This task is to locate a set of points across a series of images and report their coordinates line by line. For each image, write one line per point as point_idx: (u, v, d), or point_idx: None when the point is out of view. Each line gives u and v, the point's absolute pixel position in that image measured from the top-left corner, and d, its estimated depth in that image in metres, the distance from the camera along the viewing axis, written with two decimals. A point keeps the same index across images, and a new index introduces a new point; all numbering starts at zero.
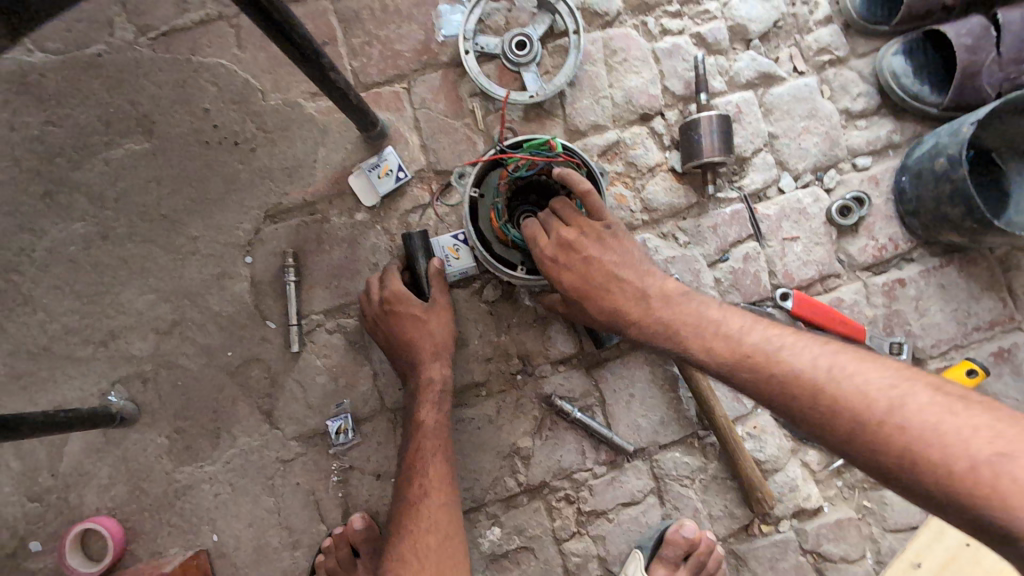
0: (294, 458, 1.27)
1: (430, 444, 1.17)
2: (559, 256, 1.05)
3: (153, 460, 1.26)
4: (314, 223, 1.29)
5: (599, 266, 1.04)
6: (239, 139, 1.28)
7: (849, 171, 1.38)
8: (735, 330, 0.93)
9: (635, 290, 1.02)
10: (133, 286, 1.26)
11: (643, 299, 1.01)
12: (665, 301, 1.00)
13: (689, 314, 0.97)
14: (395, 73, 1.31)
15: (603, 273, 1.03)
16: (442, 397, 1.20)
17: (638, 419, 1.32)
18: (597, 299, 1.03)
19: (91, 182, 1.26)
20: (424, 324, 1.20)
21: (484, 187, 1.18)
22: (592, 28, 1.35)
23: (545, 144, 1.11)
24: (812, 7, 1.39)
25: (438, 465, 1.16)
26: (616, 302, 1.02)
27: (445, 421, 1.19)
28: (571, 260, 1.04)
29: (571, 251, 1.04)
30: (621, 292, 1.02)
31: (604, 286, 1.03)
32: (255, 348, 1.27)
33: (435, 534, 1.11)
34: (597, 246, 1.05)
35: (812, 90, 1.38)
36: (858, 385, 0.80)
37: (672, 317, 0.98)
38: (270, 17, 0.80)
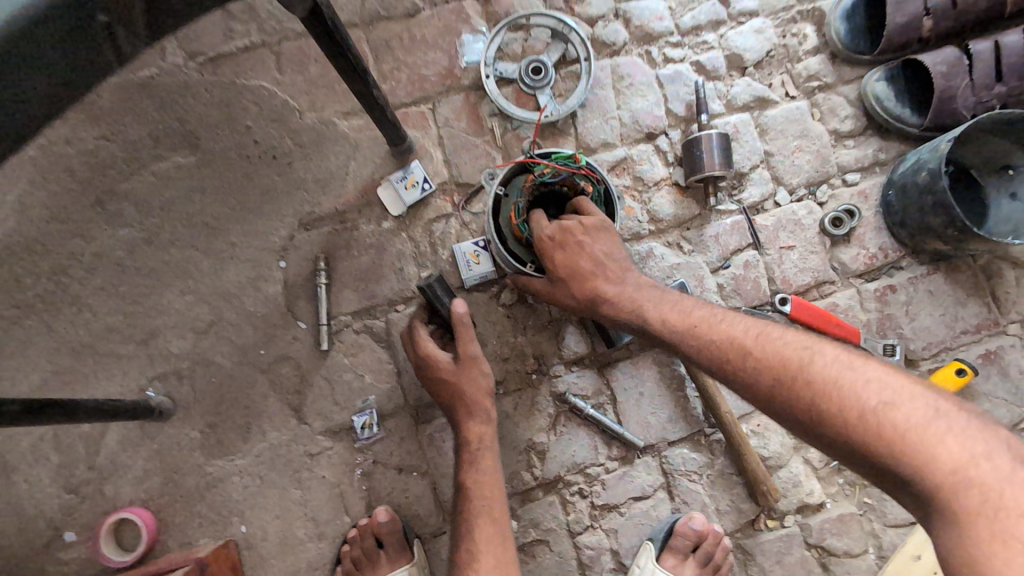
0: (321, 452, 1.33)
1: (473, 503, 1.16)
2: (558, 238, 1.13)
3: (186, 453, 1.32)
4: (344, 230, 1.38)
5: (586, 253, 1.12)
6: (277, 153, 1.38)
7: (839, 186, 1.49)
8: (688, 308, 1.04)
9: (607, 277, 1.12)
10: (175, 288, 1.35)
11: (613, 283, 1.12)
12: (627, 286, 1.11)
13: (650, 295, 1.09)
14: (422, 95, 1.43)
15: (589, 258, 1.12)
16: (481, 454, 1.21)
17: (648, 417, 1.39)
18: (579, 281, 1.12)
19: (140, 192, 1.36)
20: (453, 383, 1.21)
21: (509, 187, 1.27)
22: (601, 56, 1.48)
23: (572, 157, 1.22)
24: (801, 38, 1.53)
25: (485, 527, 1.14)
26: (593, 284, 1.12)
27: (486, 477, 1.19)
28: (566, 243, 1.12)
29: (569, 236, 1.12)
30: (597, 273, 1.12)
31: (587, 269, 1.12)
32: (287, 347, 1.35)
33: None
34: (586, 233, 1.13)
35: (803, 112, 1.51)
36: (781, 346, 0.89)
37: (636, 296, 1.10)
38: (333, 36, 0.93)
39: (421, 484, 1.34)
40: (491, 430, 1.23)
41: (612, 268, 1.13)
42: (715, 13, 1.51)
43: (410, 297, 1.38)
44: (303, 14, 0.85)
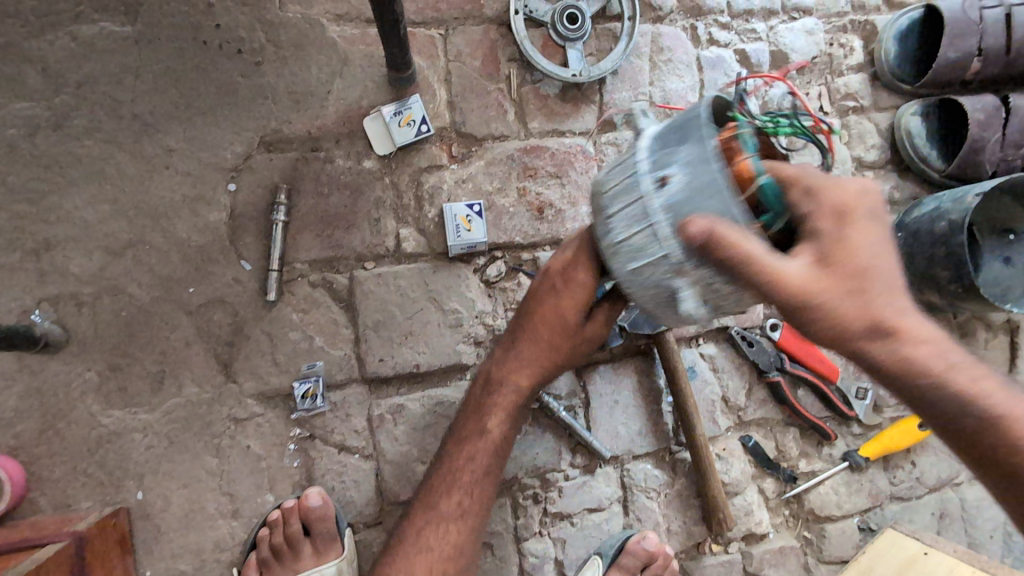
0: (249, 418, 1.13)
1: (480, 459, 1.07)
2: (854, 217, 0.69)
3: (76, 397, 1.07)
4: (314, 161, 1.14)
5: (884, 249, 0.69)
6: (244, 48, 1.10)
7: None
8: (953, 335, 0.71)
9: (905, 299, 0.68)
10: (84, 192, 1.06)
11: (904, 306, 0.67)
12: (895, 316, 0.67)
13: (933, 328, 0.68)
14: (434, 16, 1.19)
15: (886, 260, 0.68)
16: (518, 411, 1.08)
17: (618, 427, 1.30)
18: (870, 300, 0.66)
19: (51, 58, 1.04)
20: (563, 326, 0.99)
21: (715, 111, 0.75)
22: (644, 20, 1.30)
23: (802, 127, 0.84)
24: (847, 51, 1.42)
25: (483, 486, 1.09)
26: (884, 307, 0.67)
27: (511, 436, 1.09)
28: (862, 234, 0.68)
29: (868, 216, 0.70)
30: (865, 275, 0.66)
31: (852, 273, 0.66)
32: (223, 289, 1.12)
33: (452, 553, 1.06)
34: (869, 216, 0.70)
35: (833, 132, 1.41)
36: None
37: (921, 324, 0.67)
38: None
39: (363, 470, 1.17)
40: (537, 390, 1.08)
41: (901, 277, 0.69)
42: (770, 2, 1.37)
43: (381, 255, 1.18)
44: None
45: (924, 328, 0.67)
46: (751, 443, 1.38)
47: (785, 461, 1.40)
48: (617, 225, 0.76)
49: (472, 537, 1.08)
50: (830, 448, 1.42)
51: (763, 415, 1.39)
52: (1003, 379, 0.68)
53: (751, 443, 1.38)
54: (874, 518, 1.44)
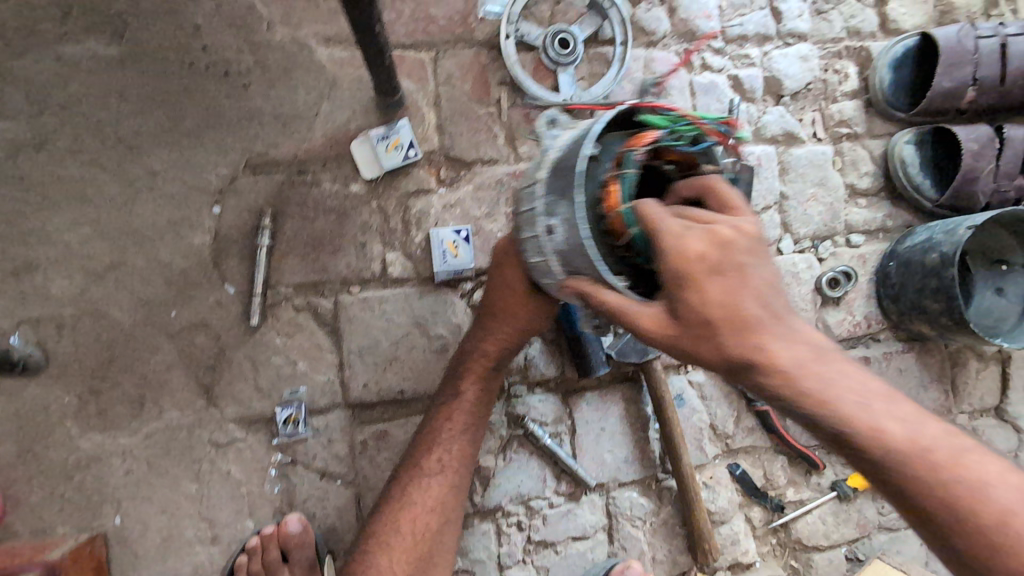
0: (230, 443, 1.12)
1: (459, 417, 1.09)
2: (711, 258, 0.70)
3: (54, 421, 1.06)
4: (300, 184, 1.13)
5: (742, 284, 0.71)
6: (230, 70, 1.09)
7: (842, 246, 1.41)
8: (829, 343, 0.73)
9: (767, 327, 0.70)
10: (66, 214, 1.05)
11: (766, 335, 0.70)
12: (753, 350, 0.69)
13: (802, 348, 0.70)
14: (424, 39, 1.18)
15: (745, 294, 0.70)
16: (489, 376, 1.11)
17: (604, 454, 1.29)
18: (723, 339, 0.70)
19: (34, 79, 1.03)
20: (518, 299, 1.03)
21: (603, 147, 0.79)
22: (637, 44, 1.29)
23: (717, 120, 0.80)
24: (842, 77, 1.41)
25: (462, 442, 1.10)
26: (738, 345, 0.70)
27: (486, 398, 1.12)
28: (716, 275, 0.70)
29: (725, 254, 0.71)
30: (713, 314, 0.70)
31: (696, 315, 0.71)
32: (206, 312, 1.11)
33: (435, 512, 1.06)
34: (722, 248, 0.71)
35: (827, 159, 1.40)
36: (949, 432, 0.69)
37: (785, 349, 0.69)
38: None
39: (345, 497, 1.16)
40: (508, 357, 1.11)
41: (764, 307, 0.71)
42: (764, 28, 1.36)
43: (367, 279, 1.17)
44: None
45: (787, 353, 0.69)
46: (739, 471, 1.37)
47: (773, 490, 1.39)
48: (529, 249, 0.89)
49: (454, 493, 1.08)
50: (818, 476, 1.41)
51: (751, 442, 1.38)
52: (875, 386, 0.70)
53: (739, 471, 1.37)
54: (861, 548, 1.43)
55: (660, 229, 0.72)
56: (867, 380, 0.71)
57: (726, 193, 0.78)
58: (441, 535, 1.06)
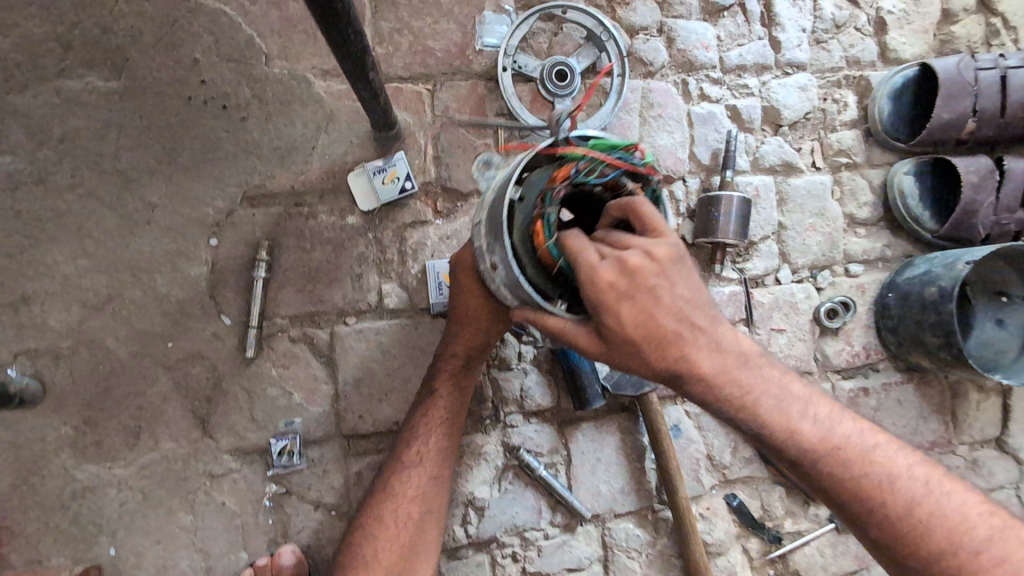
0: (224, 474, 1.12)
1: (437, 407, 1.08)
2: (623, 286, 0.74)
3: (50, 452, 1.07)
4: (297, 216, 1.14)
5: (656, 305, 0.75)
6: (228, 103, 1.10)
7: (840, 275, 1.41)
8: (750, 349, 0.79)
9: (684, 341, 0.76)
10: (64, 247, 1.05)
11: (679, 344, 0.76)
12: (670, 360, 0.76)
13: (713, 350, 0.77)
14: (422, 71, 1.19)
15: (659, 314, 0.76)
16: (464, 375, 1.10)
17: (599, 485, 1.29)
18: (646, 354, 0.76)
19: (34, 113, 1.04)
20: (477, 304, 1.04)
21: (526, 185, 0.81)
22: (635, 74, 1.29)
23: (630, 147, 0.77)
24: (841, 107, 1.41)
25: (439, 434, 1.08)
26: (659, 361, 0.76)
27: (463, 392, 1.11)
28: (630, 300, 0.75)
29: (637, 280, 0.75)
30: (633, 332, 0.76)
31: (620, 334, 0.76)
32: (202, 344, 1.11)
33: (417, 501, 1.04)
34: (637, 270, 0.75)
35: (826, 189, 1.40)
36: (833, 410, 0.79)
37: (706, 359, 0.77)
38: (330, 9, 0.67)
39: (339, 528, 1.16)
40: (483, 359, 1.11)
41: (677, 322, 0.76)
42: (763, 57, 1.36)
43: (363, 310, 1.18)
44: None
45: (706, 364, 0.76)
46: (736, 502, 1.36)
47: (770, 521, 1.38)
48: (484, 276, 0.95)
49: (435, 486, 1.07)
50: (817, 508, 1.40)
51: (748, 473, 1.38)
52: (774, 376, 0.78)
53: (736, 502, 1.36)
54: None
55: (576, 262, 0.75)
56: (786, 387, 0.78)
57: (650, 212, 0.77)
58: (426, 525, 1.05)
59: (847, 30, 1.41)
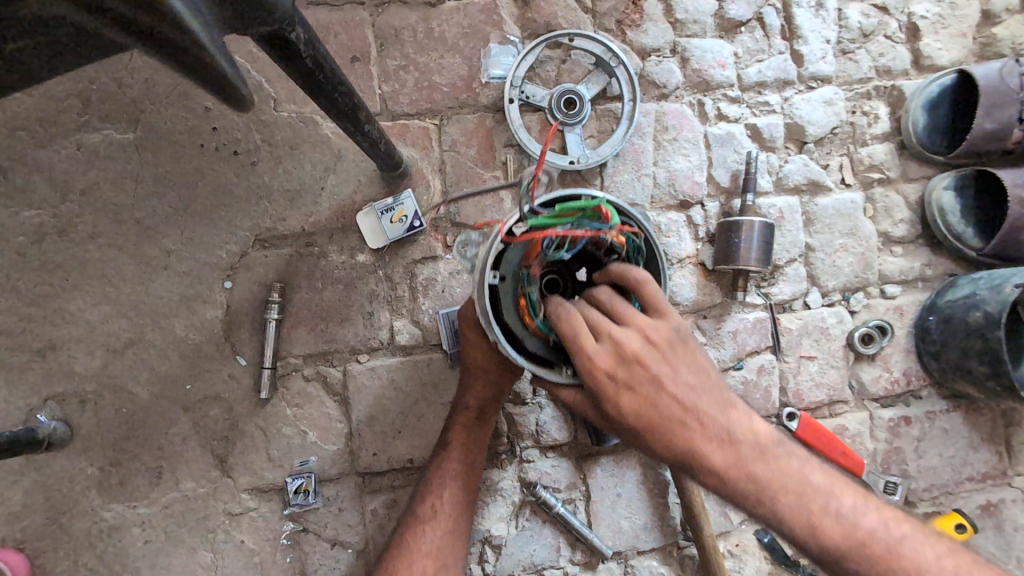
0: (243, 513, 1.14)
1: (453, 457, 1.07)
2: (619, 374, 0.72)
3: (78, 492, 1.10)
4: (309, 257, 1.15)
5: (658, 392, 0.72)
6: (239, 149, 1.12)
7: (876, 297, 1.33)
8: (765, 437, 0.74)
9: (689, 430, 0.72)
10: (87, 294, 1.09)
11: (687, 432, 0.72)
12: (675, 450, 0.72)
13: (723, 440, 0.72)
14: (428, 106, 1.18)
15: (660, 402, 0.72)
16: (480, 423, 1.09)
17: (620, 521, 1.24)
18: (647, 440, 0.73)
19: (58, 167, 1.08)
20: (484, 356, 1.03)
21: (504, 265, 0.82)
22: (647, 98, 1.25)
23: (597, 208, 0.73)
24: (871, 119, 1.33)
25: (454, 486, 1.06)
26: (662, 449, 0.72)
27: (479, 443, 1.09)
28: (629, 387, 0.72)
29: (636, 367, 0.72)
30: (633, 419, 0.72)
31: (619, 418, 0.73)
32: (219, 385, 1.13)
33: (431, 557, 1.02)
34: (635, 355, 0.72)
35: (857, 207, 1.32)
36: (851, 497, 0.75)
37: (715, 450, 0.72)
38: (313, 77, 0.68)
39: (355, 567, 1.15)
40: (495, 404, 1.09)
41: (683, 410, 0.72)
42: (785, 72, 1.30)
43: (376, 348, 1.17)
44: (274, 52, 0.61)
45: (717, 457, 0.71)
46: (767, 538, 1.30)
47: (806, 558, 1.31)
48: None
49: (450, 540, 1.04)
50: None
51: None
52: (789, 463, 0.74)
53: (768, 538, 1.30)
54: None
55: (571, 345, 0.72)
56: (806, 479, 0.74)
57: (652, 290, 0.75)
58: None
59: (877, 38, 1.34)
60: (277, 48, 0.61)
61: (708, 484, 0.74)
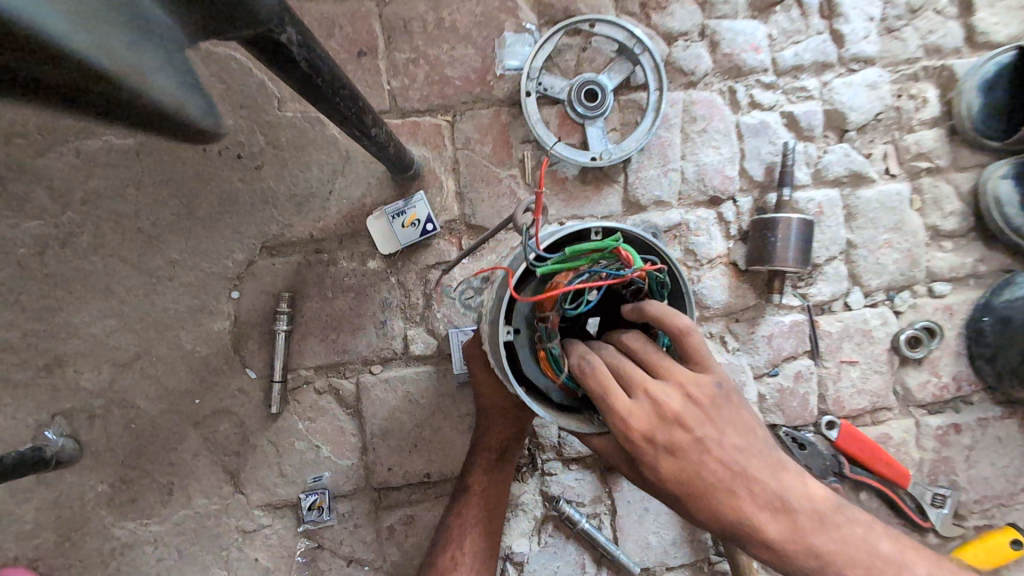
0: (257, 530, 1.10)
1: (472, 505, 1.01)
2: (659, 436, 0.70)
3: (90, 510, 1.08)
4: (318, 264, 1.10)
5: (701, 456, 0.70)
6: (243, 152, 1.07)
7: (923, 296, 1.24)
8: (825, 505, 0.74)
9: (736, 497, 0.70)
10: (92, 307, 1.06)
11: (734, 498, 0.70)
12: (726, 518, 0.70)
13: (775, 506, 0.71)
14: (440, 102, 1.11)
15: (705, 465, 0.70)
16: (499, 466, 1.04)
17: (648, 536, 1.18)
18: (692, 505, 0.71)
19: (57, 175, 1.04)
20: (499, 397, 1.00)
21: (515, 318, 0.78)
22: (674, 86, 1.17)
23: (614, 249, 0.69)
24: (919, 103, 1.23)
25: (474, 535, 1.00)
26: (705, 517, 0.71)
27: (499, 486, 1.04)
28: (670, 451, 0.70)
29: (677, 428, 0.70)
30: (677, 483, 0.70)
31: (662, 481, 0.71)
32: (228, 399, 1.09)
33: None
34: (675, 415, 0.70)
35: (903, 200, 1.22)
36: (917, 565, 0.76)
37: (769, 520, 0.70)
38: (310, 83, 0.61)
39: None
40: (514, 443, 1.05)
41: (729, 476, 0.70)
42: (824, 54, 1.20)
43: (390, 358, 1.12)
44: (261, 57, 0.55)
45: (769, 525, 0.70)
46: None
47: None
48: None
49: None
50: None
51: None
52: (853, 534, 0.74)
53: None
54: None
55: (606, 405, 0.70)
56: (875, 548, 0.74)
57: (691, 343, 0.72)
58: None
59: (925, 14, 1.23)
60: (266, 52, 0.54)
61: (763, 554, 0.72)
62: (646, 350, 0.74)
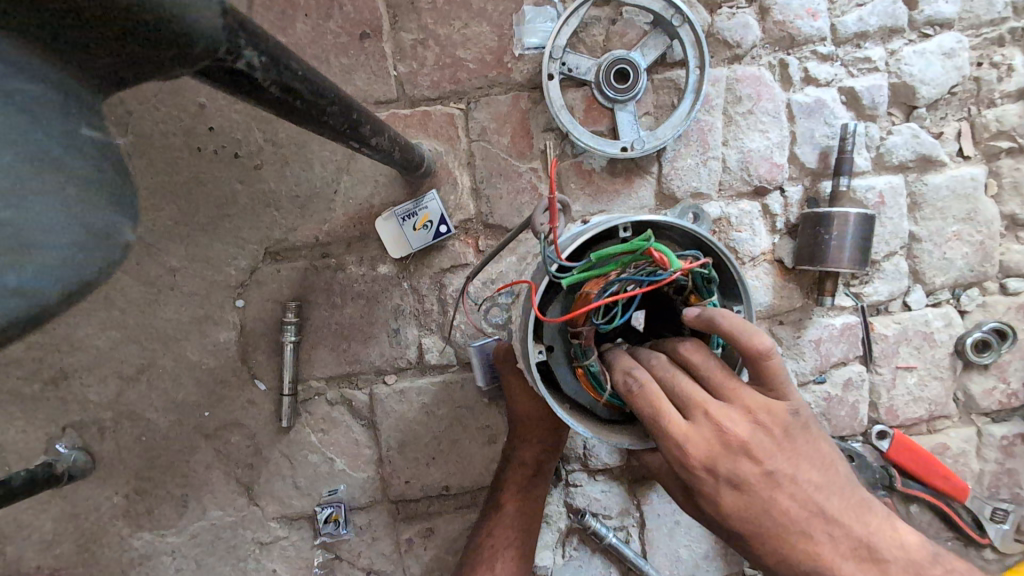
0: (273, 542, 1.08)
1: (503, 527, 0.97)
2: (722, 467, 0.64)
3: (106, 521, 1.06)
4: (325, 270, 1.02)
5: (773, 491, 0.65)
6: (240, 151, 0.99)
7: (994, 294, 1.11)
8: (920, 556, 0.69)
9: (815, 540, 0.65)
10: (93, 318, 1.01)
11: (811, 541, 0.65)
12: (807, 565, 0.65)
13: (861, 554, 0.66)
14: (452, 88, 1.00)
15: (775, 501, 0.65)
16: (535, 483, 0.99)
17: (679, 550, 1.12)
18: (762, 545, 0.66)
19: None
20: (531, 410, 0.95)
21: (547, 336, 0.71)
22: (717, 61, 1.03)
23: (645, 251, 0.61)
24: (1003, 73, 1.07)
25: (507, 558, 0.96)
26: (771, 558, 0.66)
27: (532, 506, 0.99)
28: (735, 484, 0.64)
29: (743, 459, 0.64)
30: (744, 519, 0.65)
31: (727, 518, 0.66)
32: (238, 412, 1.04)
33: None
34: (744, 446, 0.64)
35: (978, 185, 1.08)
36: None
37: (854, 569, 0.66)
38: (287, 105, 0.53)
39: None
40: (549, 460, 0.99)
41: (802, 513, 0.65)
42: (893, 17, 1.04)
43: (404, 367, 1.06)
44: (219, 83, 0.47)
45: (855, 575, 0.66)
46: None
47: None
48: None
49: None
50: None
51: None
52: None
53: None
54: None
55: (665, 432, 0.63)
56: None
57: (767, 365, 0.64)
58: None
59: None
60: (225, 81, 0.47)
61: None
62: (711, 369, 0.66)
